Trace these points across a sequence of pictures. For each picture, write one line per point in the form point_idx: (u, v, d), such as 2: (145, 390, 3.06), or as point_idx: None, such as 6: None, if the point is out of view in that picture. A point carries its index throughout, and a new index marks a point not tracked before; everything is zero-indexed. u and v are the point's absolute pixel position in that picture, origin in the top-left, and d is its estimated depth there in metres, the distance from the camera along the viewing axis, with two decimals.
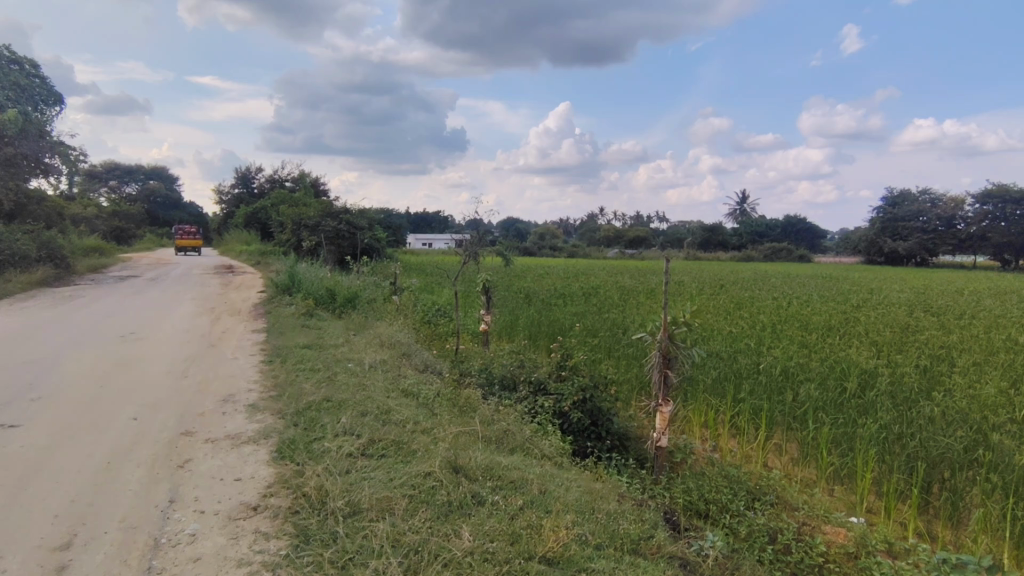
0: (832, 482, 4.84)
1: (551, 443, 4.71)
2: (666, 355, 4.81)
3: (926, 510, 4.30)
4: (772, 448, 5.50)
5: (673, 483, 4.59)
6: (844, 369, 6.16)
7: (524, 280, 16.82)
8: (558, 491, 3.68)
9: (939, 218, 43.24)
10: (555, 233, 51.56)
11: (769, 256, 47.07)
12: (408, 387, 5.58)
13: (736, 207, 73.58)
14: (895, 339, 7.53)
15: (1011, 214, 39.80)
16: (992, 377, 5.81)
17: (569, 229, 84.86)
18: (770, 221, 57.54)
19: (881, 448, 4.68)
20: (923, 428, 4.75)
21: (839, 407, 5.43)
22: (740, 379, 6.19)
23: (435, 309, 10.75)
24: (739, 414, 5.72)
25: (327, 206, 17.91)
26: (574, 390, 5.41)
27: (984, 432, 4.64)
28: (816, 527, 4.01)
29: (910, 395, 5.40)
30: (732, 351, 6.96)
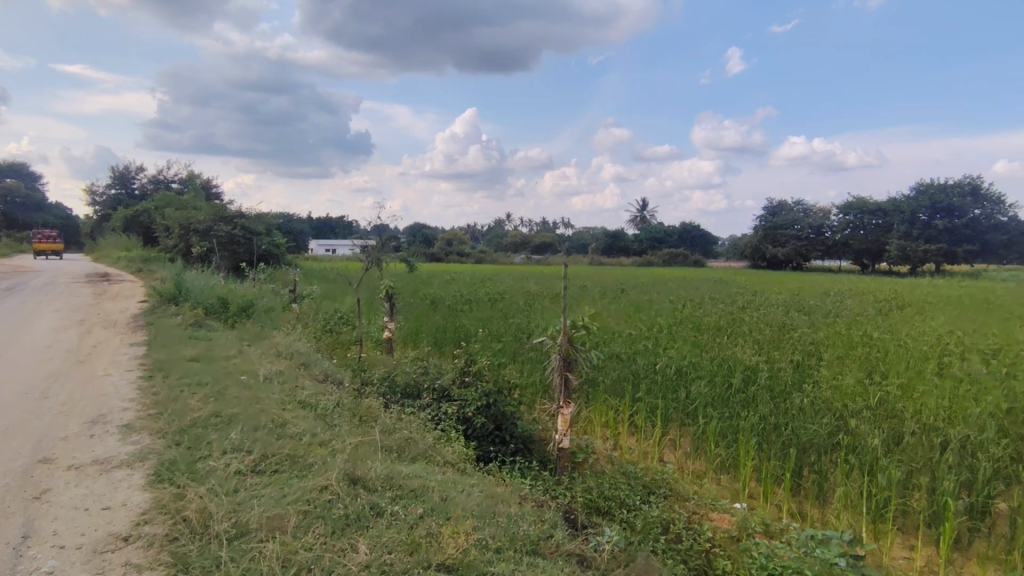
0: (718, 472, 5.19)
1: (454, 449, 4.69)
2: (566, 358, 4.94)
3: (797, 492, 4.71)
4: (666, 443, 5.81)
5: (573, 483, 4.71)
6: (729, 366, 6.62)
7: (430, 287, 16.68)
8: (459, 497, 3.67)
9: (810, 226, 47.54)
10: (462, 240, 51.58)
11: (666, 262, 49.77)
12: (306, 398, 5.36)
13: (635, 214, 77.06)
14: (772, 337, 8.22)
15: (868, 224, 44.46)
16: (852, 369, 6.48)
17: (477, 235, 85.27)
18: (666, 228, 60.85)
19: (761, 438, 5.06)
20: (795, 417, 5.20)
21: (725, 402, 5.83)
22: (637, 379, 6.48)
23: (337, 317, 10.39)
24: (637, 412, 5.99)
25: (219, 210, 16.86)
26: (478, 396, 5.42)
27: (845, 418, 5.16)
28: (704, 515, 4.28)
29: (785, 388, 5.91)
30: (631, 353, 7.28)
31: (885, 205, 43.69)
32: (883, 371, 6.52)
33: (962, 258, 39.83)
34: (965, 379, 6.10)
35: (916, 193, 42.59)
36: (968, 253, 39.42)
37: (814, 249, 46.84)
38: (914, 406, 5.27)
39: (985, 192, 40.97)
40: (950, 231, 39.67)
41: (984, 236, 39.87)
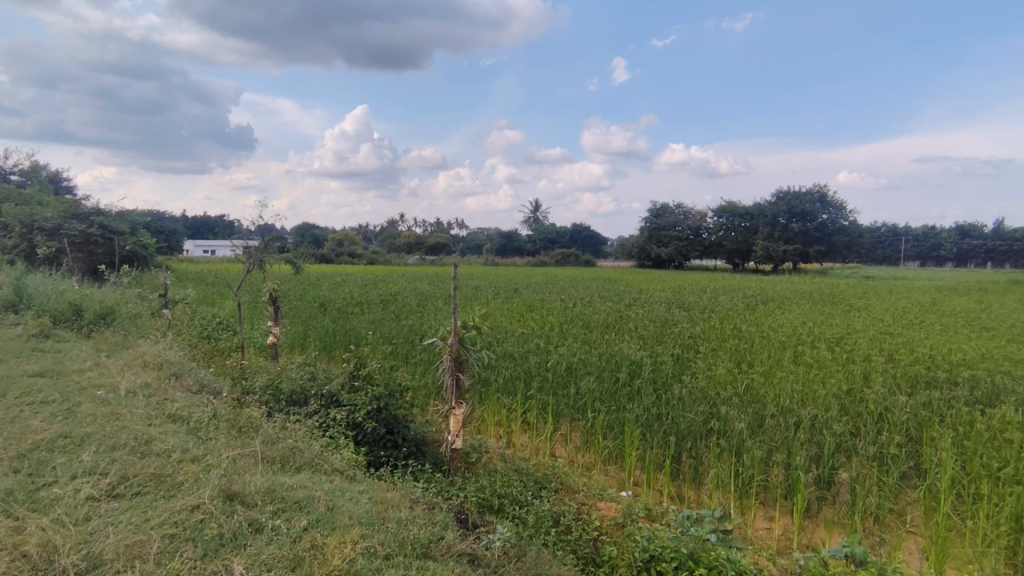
0: (606, 463, 5.42)
1: (343, 456, 4.53)
2: (457, 358, 4.95)
3: (676, 476, 5.04)
4: (558, 438, 5.98)
5: (466, 483, 4.72)
6: (616, 361, 6.95)
7: (319, 289, 16.02)
8: (346, 506, 3.54)
9: (689, 228, 51.14)
10: (355, 241, 49.91)
11: (559, 262, 51.30)
12: (176, 411, 4.92)
13: (529, 216, 78.73)
14: (656, 333, 8.75)
15: (738, 226, 48.65)
16: (723, 360, 7.05)
17: (370, 236, 82.95)
18: (559, 229, 62.75)
19: (644, 428, 5.36)
20: (674, 407, 5.56)
21: (612, 395, 6.11)
22: (529, 377, 6.63)
23: (215, 322, 9.66)
24: (529, 409, 6.12)
25: (72, 207, 15.07)
26: (368, 400, 5.28)
27: (717, 404, 5.60)
28: (592, 505, 4.46)
29: (665, 381, 6.30)
30: (523, 351, 7.43)
31: (751, 209, 47.93)
32: (749, 360, 7.17)
33: (814, 258, 44.68)
34: (815, 365, 6.85)
35: (776, 199, 47.18)
36: (819, 253, 44.29)
37: (692, 249, 50.42)
38: (774, 391, 5.82)
39: (832, 199, 46.25)
40: (804, 233, 44.36)
41: (831, 238, 44.78)
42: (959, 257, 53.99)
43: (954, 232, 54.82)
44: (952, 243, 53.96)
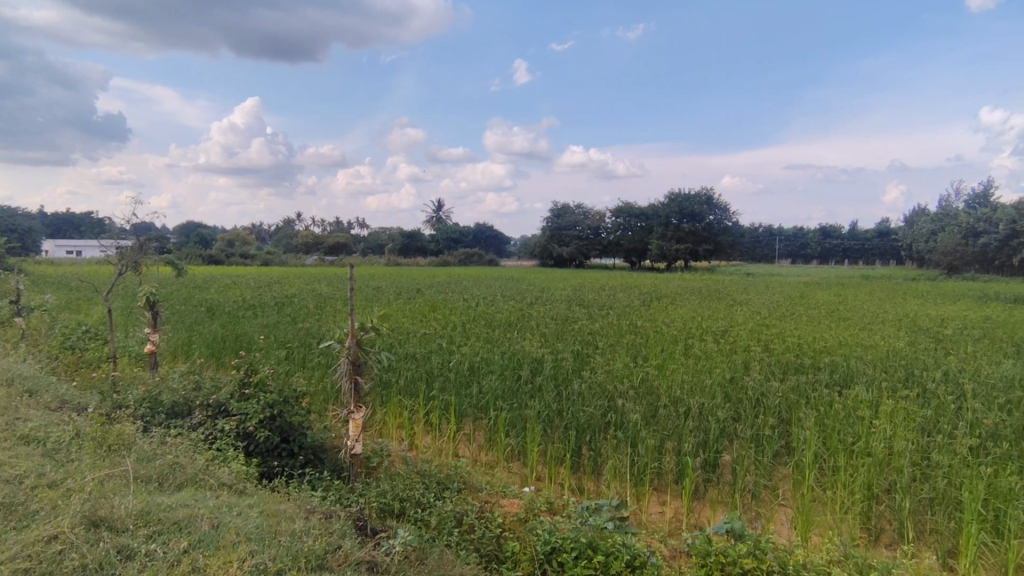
0: (510, 460, 5.46)
1: (231, 469, 4.24)
2: (355, 361, 4.78)
3: (576, 469, 5.17)
4: (461, 438, 5.94)
5: (367, 488, 4.58)
6: (518, 359, 7.06)
7: (205, 292, 14.89)
8: (234, 522, 3.32)
9: (588, 228, 52.97)
10: (246, 240, 46.90)
11: (463, 261, 51.25)
12: (31, 432, 4.37)
13: (432, 215, 77.97)
14: (556, 330, 9.00)
15: (634, 226, 51.08)
16: (620, 355, 7.37)
17: (264, 236, 78.42)
18: (463, 229, 62.68)
19: (544, 424, 5.46)
20: (574, 402, 5.72)
21: (514, 393, 6.18)
22: (431, 378, 6.57)
23: (81, 330, 8.70)
24: (431, 410, 6.05)
25: None
26: (260, 408, 4.97)
27: (613, 397, 5.83)
28: (495, 503, 4.48)
29: (566, 376, 6.48)
30: (426, 352, 7.35)
31: (646, 210, 50.48)
32: (643, 354, 7.54)
33: (701, 256, 47.87)
34: (702, 356, 7.34)
35: (668, 201, 50.00)
36: (707, 251, 47.50)
37: (592, 248, 52.32)
38: (666, 383, 6.16)
39: (716, 201, 49.75)
40: (693, 233, 47.40)
41: (716, 238, 48.10)
42: (822, 254, 60.05)
43: (818, 232, 60.99)
44: (817, 242, 59.88)
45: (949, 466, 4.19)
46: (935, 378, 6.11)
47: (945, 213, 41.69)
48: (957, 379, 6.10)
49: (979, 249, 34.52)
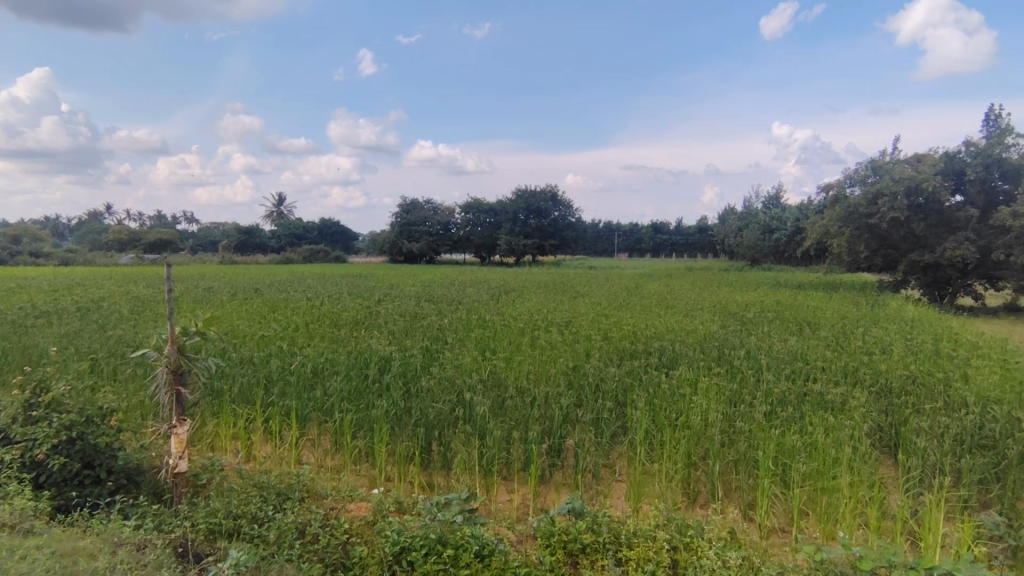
0: (357, 463, 5.24)
1: (13, 507, 3.58)
2: (175, 370, 4.26)
3: (426, 466, 5.10)
4: (304, 444, 5.59)
5: (194, 509, 4.13)
6: (365, 358, 6.84)
7: None
8: (16, 567, 2.81)
9: (438, 224, 52.87)
10: (37, 237, 39.82)
11: (307, 258, 48.41)
12: None
13: (272, 210, 72.55)
14: (406, 327, 8.88)
15: (483, 222, 51.89)
16: (469, 349, 7.46)
17: (61, 231, 67.31)
18: (307, 224, 59.17)
19: (393, 422, 5.33)
20: (422, 399, 5.67)
21: (361, 393, 5.98)
22: (269, 383, 6.12)
23: None
24: (270, 417, 5.62)
25: None
26: (54, 431, 4.24)
27: (463, 391, 5.87)
28: (342, 508, 4.27)
29: (415, 374, 6.41)
30: (263, 355, 6.83)
31: (495, 206, 51.62)
32: (491, 347, 7.72)
33: (548, 251, 50.15)
34: (546, 346, 7.71)
35: (514, 197, 51.48)
36: (553, 246, 49.87)
37: (442, 244, 52.31)
38: (513, 374, 6.35)
39: (560, 198, 52.32)
40: (540, 229, 49.52)
41: (561, 233, 50.75)
42: (653, 249, 66.06)
43: (650, 228, 66.89)
44: (649, 238, 65.75)
45: (750, 432, 4.84)
46: (740, 355, 7.02)
47: (748, 213, 48.07)
48: (757, 355, 7.08)
49: (774, 243, 40.34)
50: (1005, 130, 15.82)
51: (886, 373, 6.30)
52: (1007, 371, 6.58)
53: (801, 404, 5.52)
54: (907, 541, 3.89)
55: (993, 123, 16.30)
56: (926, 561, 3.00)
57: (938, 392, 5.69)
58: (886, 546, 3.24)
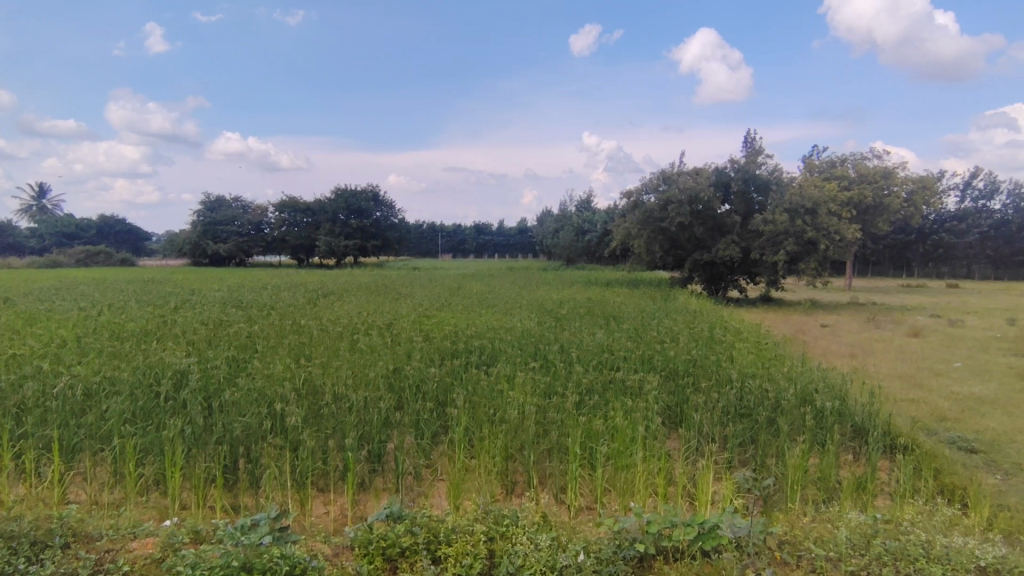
0: (144, 493, 4.57)
1: None
2: None
3: (230, 487, 4.62)
4: (73, 479, 4.73)
5: None
6: (155, 374, 6.02)
7: None
8: None
9: (249, 223, 48.95)
10: None
11: (82, 261, 41.27)
12: None
13: (32, 204, 60.56)
14: (207, 336, 8.02)
15: (300, 221, 48.47)
16: (282, 357, 6.95)
17: None
18: (81, 222, 50.39)
19: (190, 443, 4.75)
20: (226, 415, 5.16)
21: (150, 414, 5.26)
22: (24, 412, 5.09)
23: None
24: (22, 452, 4.65)
25: None
26: None
27: (274, 403, 5.46)
28: (122, 548, 3.69)
29: (217, 387, 5.81)
30: (15, 379, 5.66)
31: (312, 205, 48.80)
32: (307, 353, 7.31)
33: (371, 252, 48.96)
34: (367, 350, 7.52)
35: (334, 196, 49.22)
36: (375, 248, 48.66)
37: (254, 245, 48.25)
38: (331, 381, 6.07)
39: (383, 198, 51.21)
40: (361, 229, 48.10)
41: (384, 234, 49.82)
42: (477, 249, 67.92)
43: (473, 230, 68.64)
44: (473, 239, 67.45)
45: (561, 421, 5.19)
46: (553, 350, 7.53)
47: (562, 215, 51.74)
48: (568, 349, 7.64)
49: (585, 244, 44.01)
50: (757, 151, 19.07)
51: (673, 358, 7.22)
52: (759, 351, 7.95)
53: (604, 391, 6.08)
54: (686, 502, 4.47)
55: (750, 144, 19.55)
56: (699, 518, 3.50)
57: (711, 371, 6.67)
58: (670, 509, 3.71)
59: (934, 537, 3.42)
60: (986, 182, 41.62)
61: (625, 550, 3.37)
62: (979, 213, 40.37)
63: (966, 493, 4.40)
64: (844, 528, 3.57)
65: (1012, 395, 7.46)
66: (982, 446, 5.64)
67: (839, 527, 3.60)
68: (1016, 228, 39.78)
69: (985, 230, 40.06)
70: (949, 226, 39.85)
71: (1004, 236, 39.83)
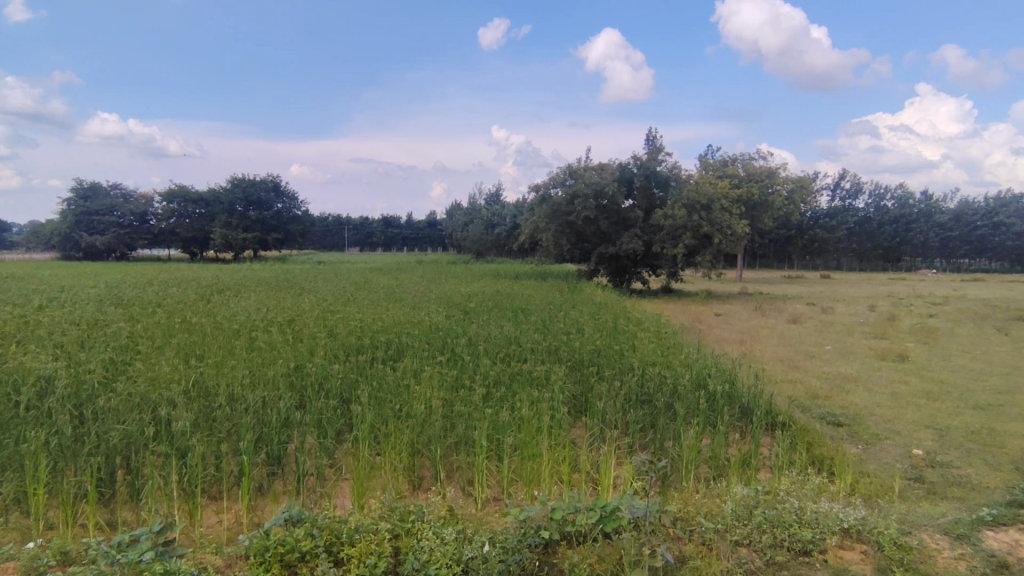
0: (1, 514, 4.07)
1: None
2: None
3: (106, 501, 4.21)
4: None
5: None
6: (14, 382, 5.38)
7: None
8: None
9: (132, 213, 44.90)
10: None
11: None
12: None
13: None
14: (79, 337, 7.26)
15: (192, 212, 45.07)
16: (168, 358, 6.44)
17: None
18: None
19: (56, 456, 4.29)
20: (100, 424, 4.70)
21: (7, 426, 4.70)
22: None
23: None
24: None
25: None
26: None
27: (158, 408, 5.05)
28: None
29: (91, 393, 5.29)
30: None
31: (206, 195, 45.58)
32: (197, 353, 6.82)
33: (272, 245, 46.54)
34: (266, 347, 7.13)
35: (230, 186, 46.20)
36: (277, 241, 46.28)
37: (138, 238, 44.33)
38: (224, 381, 5.70)
39: (284, 189, 48.73)
40: (261, 221, 45.47)
41: (286, 226, 47.44)
42: (386, 243, 66.46)
43: (382, 222, 66.98)
44: (381, 232, 65.88)
45: (468, 414, 5.19)
46: (462, 343, 7.51)
47: (472, 209, 51.72)
48: (476, 342, 7.65)
49: (495, 238, 44.28)
50: (658, 148, 20.02)
51: (577, 349, 7.43)
52: (657, 340, 8.37)
53: (511, 382, 6.15)
54: (590, 487, 4.62)
55: (651, 142, 20.48)
56: (600, 501, 3.62)
57: (613, 360, 6.93)
58: (573, 496, 3.81)
59: (807, 504, 3.77)
60: (853, 183, 46.27)
61: (529, 538, 3.43)
62: (847, 211, 44.83)
63: (833, 462, 4.89)
64: (730, 501, 3.85)
65: (871, 373, 8.38)
66: (847, 420, 6.28)
67: (726, 501, 3.87)
68: (876, 224, 44.56)
69: (852, 227, 44.54)
70: (823, 223, 43.88)
71: (867, 232, 44.53)
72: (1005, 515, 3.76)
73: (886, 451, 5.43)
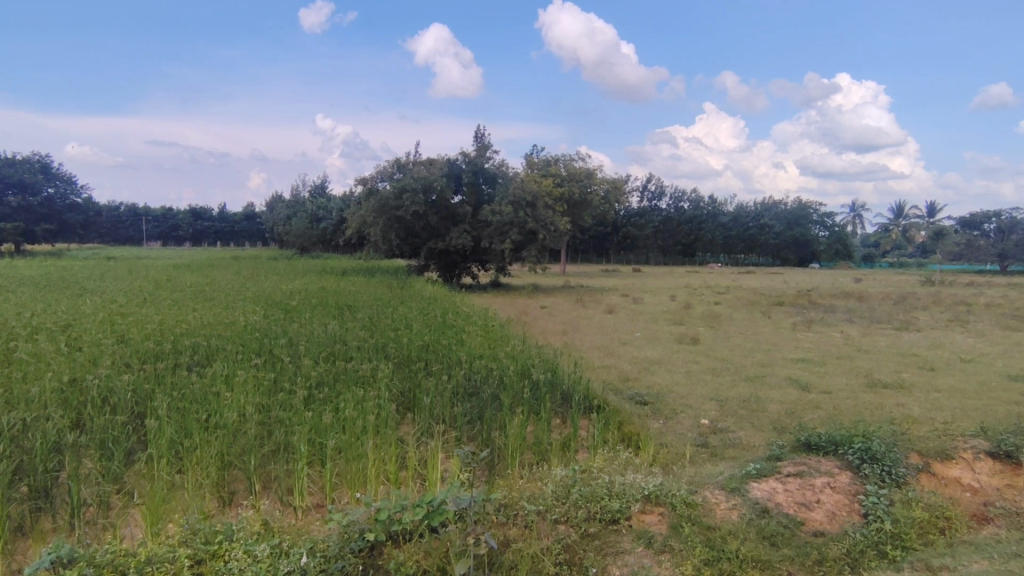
0: None
1: None
2: None
3: None
4: None
5: None
6: None
7: None
8: None
9: None
10: None
11: None
12: None
13: None
14: None
15: None
16: None
17: None
18: None
19: None
20: None
21: None
22: None
23: None
24: None
25: None
26: None
27: None
28: None
29: None
30: None
31: None
32: None
33: (41, 238, 39.09)
34: (30, 359, 5.96)
35: None
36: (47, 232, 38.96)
37: None
38: None
39: (57, 171, 41.07)
40: (24, 209, 37.93)
41: (61, 215, 40.09)
42: (194, 236, 59.59)
43: (188, 213, 59.81)
44: (187, 224, 58.93)
45: (286, 419, 4.84)
46: (281, 344, 6.99)
47: (294, 201, 48.46)
48: (297, 343, 7.17)
49: (320, 232, 41.98)
50: (485, 146, 20.55)
51: (407, 345, 7.33)
52: (485, 333, 8.59)
53: (335, 383, 5.87)
54: (418, 483, 4.58)
55: (478, 139, 20.95)
56: (427, 497, 3.59)
57: (442, 355, 6.97)
58: (399, 493, 3.73)
59: (616, 477, 4.14)
60: (656, 186, 51.89)
61: (353, 543, 3.29)
62: (652, 211, 50.21)
63: (639, 438, 5.44)
64: (550, 483, 4.08)
65: (670, 356, 9.49)
66: (651, 398, 7.04)
67: (547, 483, 4.10)
68: (675, 224, 50.53)
69: (656, 225, 49.98)
70: (633, 222, 48.64)
71: (668, 230, 50.33)
72: (766, 467, 4.50)
73: (680, 423, 6.20)
